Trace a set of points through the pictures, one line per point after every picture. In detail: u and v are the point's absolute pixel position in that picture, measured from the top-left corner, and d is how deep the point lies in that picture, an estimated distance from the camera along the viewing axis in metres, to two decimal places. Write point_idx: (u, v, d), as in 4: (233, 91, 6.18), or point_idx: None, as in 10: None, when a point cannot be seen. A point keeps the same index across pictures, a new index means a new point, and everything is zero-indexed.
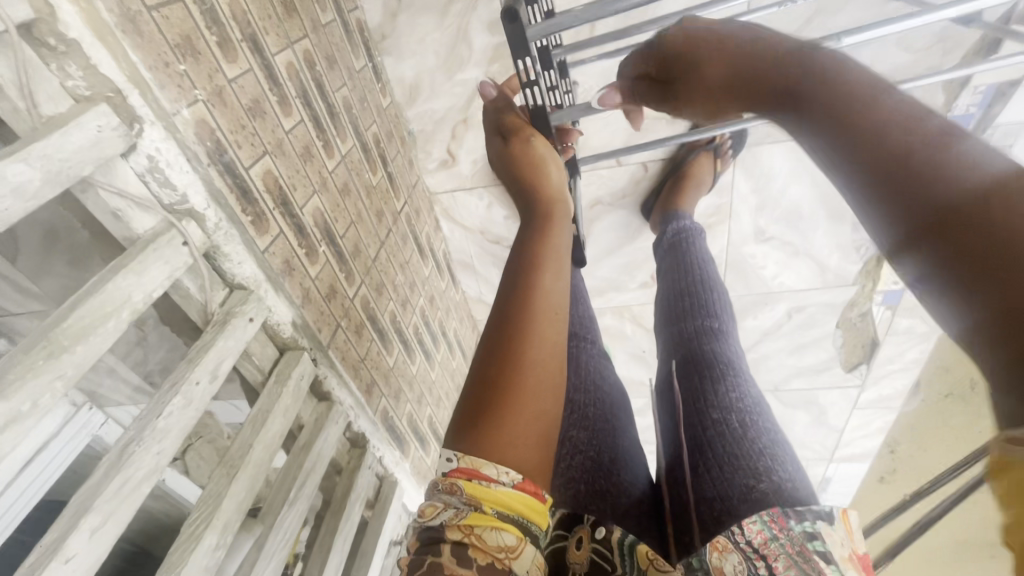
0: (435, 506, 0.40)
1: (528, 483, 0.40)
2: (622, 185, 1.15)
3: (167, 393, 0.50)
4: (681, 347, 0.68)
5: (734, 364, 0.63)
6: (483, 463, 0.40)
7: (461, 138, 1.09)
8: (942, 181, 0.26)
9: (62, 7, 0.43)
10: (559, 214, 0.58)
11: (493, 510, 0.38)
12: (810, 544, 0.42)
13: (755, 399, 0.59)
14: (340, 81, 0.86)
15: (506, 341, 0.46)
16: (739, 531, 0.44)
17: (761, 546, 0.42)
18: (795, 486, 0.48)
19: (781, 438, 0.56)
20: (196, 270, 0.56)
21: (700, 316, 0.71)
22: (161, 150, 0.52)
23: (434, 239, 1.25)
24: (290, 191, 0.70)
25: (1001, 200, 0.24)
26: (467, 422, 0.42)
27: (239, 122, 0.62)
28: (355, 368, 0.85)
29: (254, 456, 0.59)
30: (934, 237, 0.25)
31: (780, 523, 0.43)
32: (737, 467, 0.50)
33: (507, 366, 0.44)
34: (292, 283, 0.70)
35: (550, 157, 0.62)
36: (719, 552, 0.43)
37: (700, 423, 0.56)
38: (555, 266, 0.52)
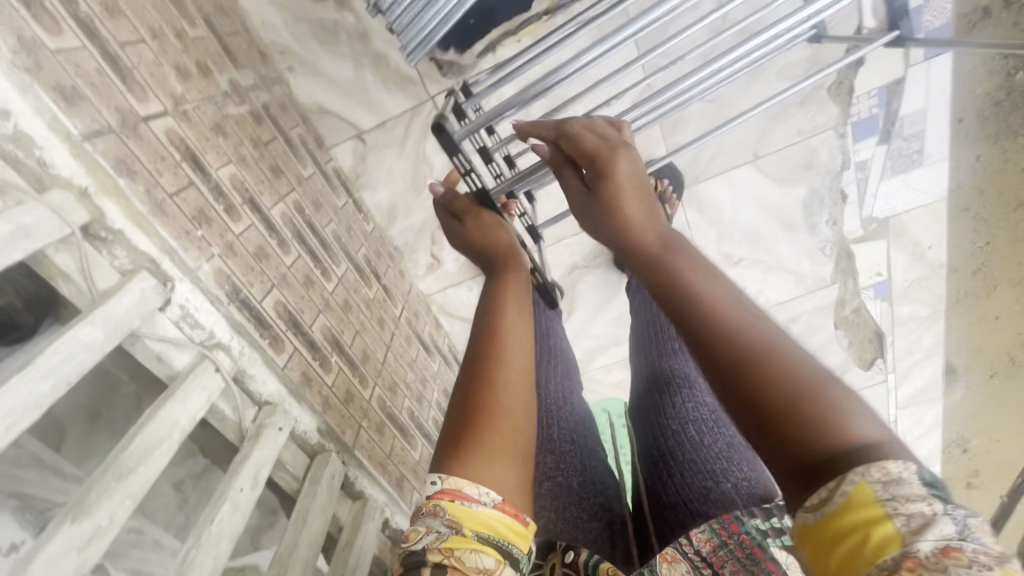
0: (418, 530, 0.43)
1: (507, 504, 0.44)
2: (591, 247, 1.27)
3: (216, 502, 0.57)
4: (647, 369, 0.73)
5: (691, 376, 0.69)
6: (464, 484, 0.44)
7: (441, 242, 1.23)
8: (779, 369, 0.32)
9: (107, 208, 0.57)
10: (518, 268, 0.70)
11: (472, 533, 0.41)
12: (758, 546, 0.44)
13: (711, 408, 0.64)
14: (326, 219, 1.02)
15: (479, 372, 0.53)
16: (688, 541, 0.46)
17: (708, 554, 0.44)
18: (749, 484, 0.54)
19: (739, 443, 0.61)
20: (228, 393, 0.66)
21: (658, 342, 0.77)
22: (190, 300, 0.63)
23: (437, 336, 1.34)
24: (298, 314, 0.81)
25: (787, 390, 0.31)
26: (446, 450, 0.48)
27: (248, 266, 0.75)
28: (383, 464, 0.90)
29: (300, 553, 0.64)
30: (745, 420, 0.32)
31: (729, 529, 0.45)
32: (694, 470, 0.55)
33: (481, 393, 0.50)
34: (312, 392, 0.78)
35: (500, 224, 0.74)
36: (669, 563, 0.45)
37: (663, 434, 0.61)
38: (516, 307, 0.61)
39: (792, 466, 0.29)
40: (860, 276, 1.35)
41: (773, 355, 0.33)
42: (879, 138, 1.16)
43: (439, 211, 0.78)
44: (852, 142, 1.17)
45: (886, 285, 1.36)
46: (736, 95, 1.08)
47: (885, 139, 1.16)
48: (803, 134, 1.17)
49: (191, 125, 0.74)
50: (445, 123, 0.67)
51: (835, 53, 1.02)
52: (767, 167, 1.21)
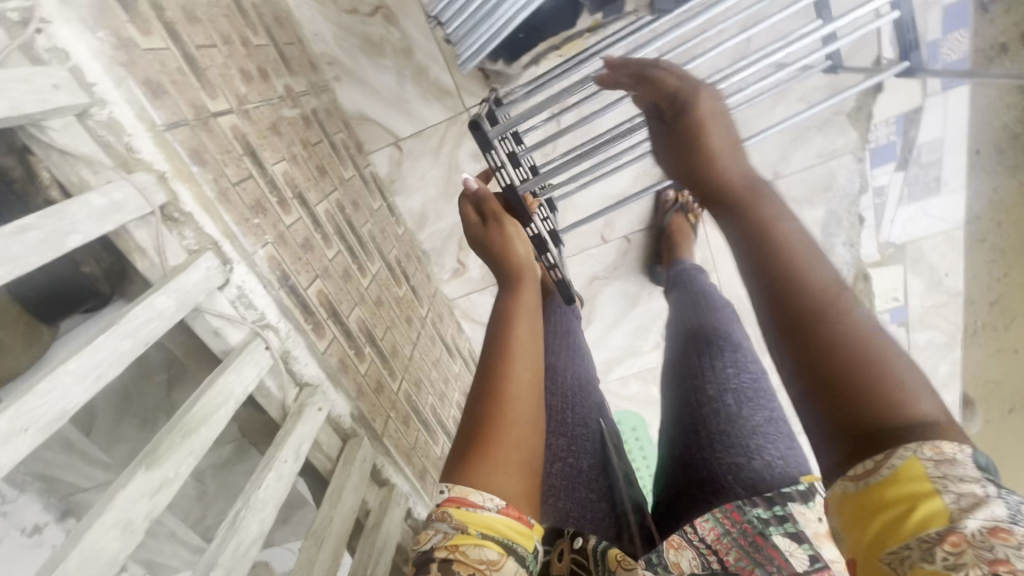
0: (429, 532, 0.48)
1: (511, 507, 0.48)
2: (612, 258, 1.31)
3: (262, 470, 0.60)
4: (686, 330, 0.76)
5: (736, 347, 0.70)
6: (470, 491, 0.48)
7: (468, 247, 1.28)
8: (843, 330, 0.35)
9: (181, 192, 0.62)
10: (529, 280, 0.72)
11: (476, 532, 0.46)
12: (760, 533, 0.48)
13: (752, 382, 0.65)
14: (363, 219, 1.07)
15: (488, 386, 0.55)
16: (693, 528, 0.50)
17: (713, 541, 0.49)
18: (779, 464, 0.56)
19: (772, 417, 0.63)
20: (275, 372, 0.70)
21: (701, 309, 0.79)
22: (246, 281, 0.68)
23: (458, 339, 1.38)
24: (337, 304, 0.86)
25: (850, 344, 0.35)
26: (457, 457, 0.51)
27: (296, 255, 0.79)
28: (408, 455, 0.93)
29: (334, 528, 0.66)
30: (801, 358, 0.36)
31: (733, 517, 0.49)
32: (728, 443, 0.57)
33: (491, 405, 0.53)
34: (348, 379, 0.82)
35: (517, 235, 0.76)
36: (675, 549, 0.49)
37: (697, 403, 0.62)
38: (528, 321, 0.64)
39: (838, 407, 0.33)
40: (878, 298, 1.37)
41: (843, 319, 0.36)
42: (897, 163, 1.20)
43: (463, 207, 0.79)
44: (871, 167, 1.21)
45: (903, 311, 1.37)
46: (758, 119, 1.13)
47: (904, 165, 1.20)
48: (821, 157, 1.21)
49: (251, 123, 0.80)
50: (480, 122, 0.73)
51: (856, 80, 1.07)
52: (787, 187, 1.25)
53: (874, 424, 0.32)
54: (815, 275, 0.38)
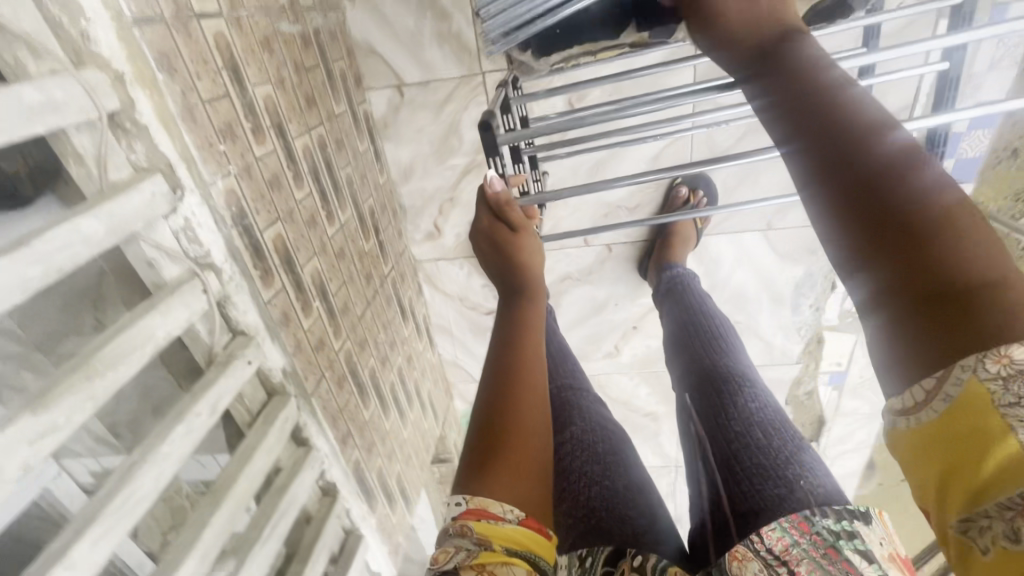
0: (448, 551, 0.47)
1: (531, 520, 0.49)
2: (589, 263, 1.29)
3: (171, 421, 0.57)
4: (695, 367, 0.78)
5: (747, 377, 0.73)
6: (490, 503, 0.49)
7: (447, 214, 1.22)
8: (904, 185, 0.35)
9: (139, 100, 0.55)
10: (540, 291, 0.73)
11: (503, 548, 0.46)
12: (833, 545, 0.48)
13: (773, 411, 0.67)
14: (345, 161, 0.99)
15: (500, 399, 0.57)
16: (760, 539, 0.51)
17: (782, 552, 0.50)
18: (824, 489, 0.56)
19: (802, 442, 0.65)
20: (209, 316, 0.65)
21: (708, 340, 0.82)
22: (195, 213, 0.62)
23: (416, 303, 1.34)
24: (294, 252, 0.80)
25: (920, 207, 0.34)
26: (472, 470, 0.52)
27: (259, 192, 0.73)
28: (334, 417, 0.90)
29: (238, 488, 0.64)
30: (862, 229, 0.36)
31: (800, 528, 0.51)
32: (765, 477, 0.58)
33: (506, 417, 0.55)
34: (287, 332, 0.78)
35: (534, 245, 0.73)
36: (740, 561, 0.51)
37: (727, 438, 0.64)
38: (534, 336, 0.66)
39: (933, 306, 0.33)
40: (823, 361, 1.43)
41: (905, 169, 0.36)
42: None
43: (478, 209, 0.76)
44: None
45: (842, 374, 1.46)
46: (770, 168, 1.08)
47: None
48: None
49: (240, 32, 0.71)
50: (492, 124, 0.67)
51: None
52: (776, 240, 1.23)
53: (946, 283, 0.33)
54: (869, 125, 0.37)
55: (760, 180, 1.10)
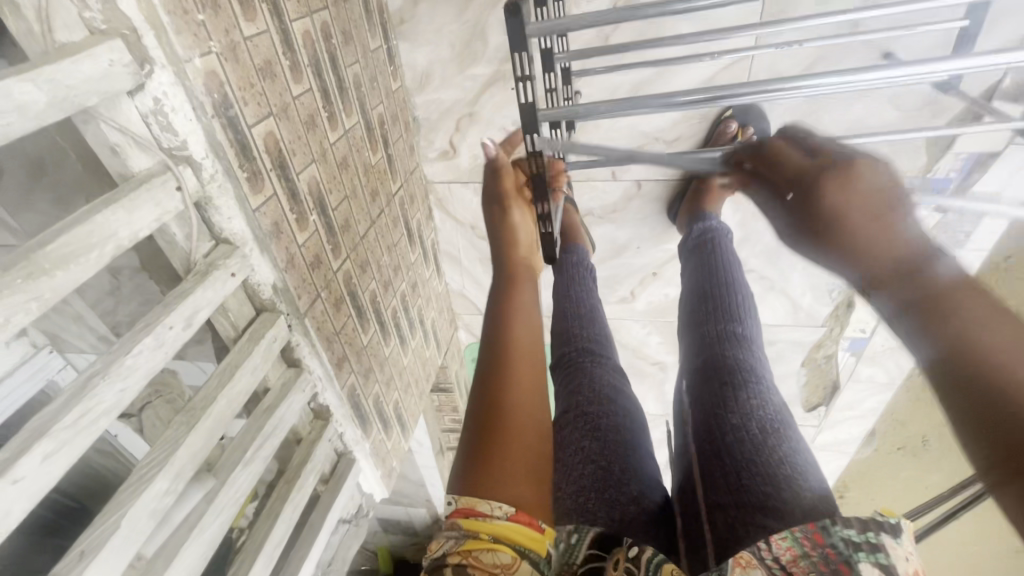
0: (440, 542, 0.48)
1: (521, 514, 0.48)
2: (615, 200, 1.18)
3: (138, 332, 0.51)
4: (705, 351, 0.71)
5: (755, 370, 0.66)
6: (478, 502, 0.49)
7: (465, 131, 1.11)
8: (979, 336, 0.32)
9: None
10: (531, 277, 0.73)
11: (488, 536, 0.46)
12: (849, 560, 0.39)
13: (777, 407, 0.61)
14: (353, 57, 0.87)
15: (490, 385, 0.58)
16: (765, 547, 0.43)
17: (788, 563, 0.41)
18: (819, 498, 0.49)
19: (803, 446, 0.58)
20: (185, 218, 0.57)
21: (720, 322, 0.74)
22: (167, 95, 0.52)
23: (425, 227, 1.25)
24: (289, 156, 0.71)
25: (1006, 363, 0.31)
26: (465, 469, 0.53)
27: (248, 80, 0.62)
28: (329, 339, 0.85)
29: (217, 408, 0.59)
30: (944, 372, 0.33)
31: (814, 539, 0.42)
32: (755, 475, 0.52)
33: (497, 410, 0.55)
34: (279, 246, 0.71)
35: (521, 223, 0.77)
36: (743, 568, 0.42)
37: (720, 428, 0.58)
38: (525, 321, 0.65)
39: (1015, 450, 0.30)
40: (849, 326, 1.35)
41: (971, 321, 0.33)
42: (940, 203, 1.08)
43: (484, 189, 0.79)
44: (913, 199, 1.09)
45: (864, 342, 1.39)
46: (834, 105, 0.95)
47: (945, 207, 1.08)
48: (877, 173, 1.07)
49: None
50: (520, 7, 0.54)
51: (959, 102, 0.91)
52: None
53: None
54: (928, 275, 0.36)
55: (821, 120, 0.97)
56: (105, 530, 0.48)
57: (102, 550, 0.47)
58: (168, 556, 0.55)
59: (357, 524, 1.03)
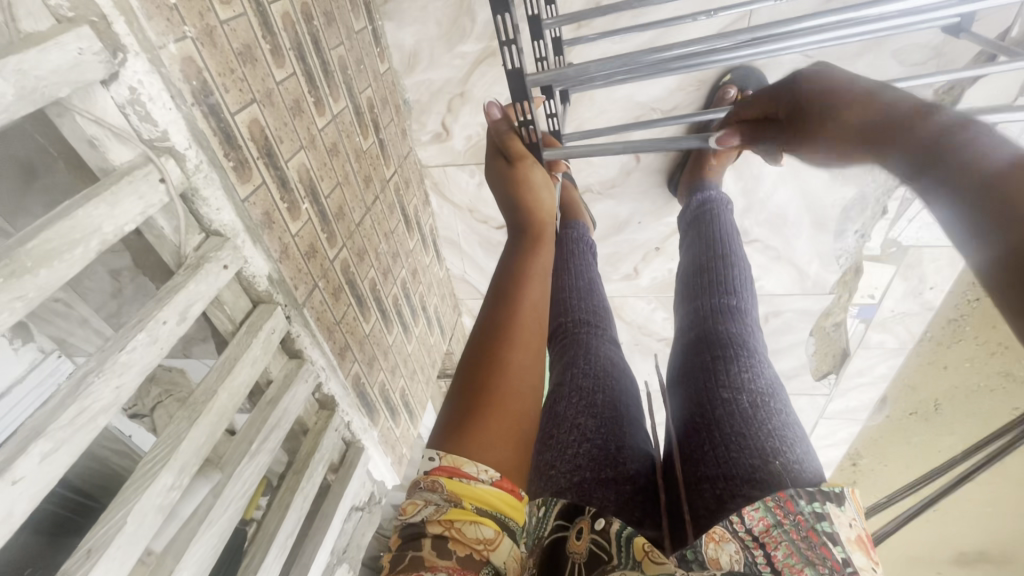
0: (417, 503, 0.47)
1: (505, 481, 0.48)
2: (613, 174, 1.16)
3: (132, 329, 0.50)
4: (698, 323, 0.71)
5: (747, 341, 0.67)
6: (464, 462, 0.48)
7: (457, 112, 1.08)
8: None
9: None
10: (549, 237, 0.66)
11: (472, 506, 0.45)
12: (812, 528, 0.46)
13: (768, 380, 0.63)
14: (336, 39, 0.85)
15: (492, 351, 0.54)
16: (739, 519, 0.48)
17: (760, 533, 0.46)
18: (802, 468, 0.52)
19: (792, 419, 0.60)
20: (172, 211, 0.56)
21: (714, 296, 0.74)
22: (144, 83, 0.51)
23: (422, 213, 1.23)
24: (275, 143, 0.69)
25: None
26: (452, 428, 0.51)
27: (227, 65, 0.60)
28: (330, 329, 0.84)
29: (218, 402, 0.59)
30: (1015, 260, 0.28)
31: (786, 508, 0.47)
32: (743, 446, 0.54)
33: (495, 370, 0.52)
34: (271, 236, 0.69)
35: (544, 183, 0.69)
36: (717, 542, 0.47)
37: (711, 401, 0.60)
38: (540, 287, 0.59)
39: None
40: (856, 292, 1.33)
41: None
42: None
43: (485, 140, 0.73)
44: None
45: (872, 309, 1.37)
46: (835, 63, 0.92)
47: None
48: None
49: None
50: None
51: (965, 53, 0.88)
52: None
53: None
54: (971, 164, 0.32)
55: None
56: (112, 526, 0.48)
57: (110, 546, 0.47)
58: (178, 551, 0.55)
59: (370, 511, 1.03)
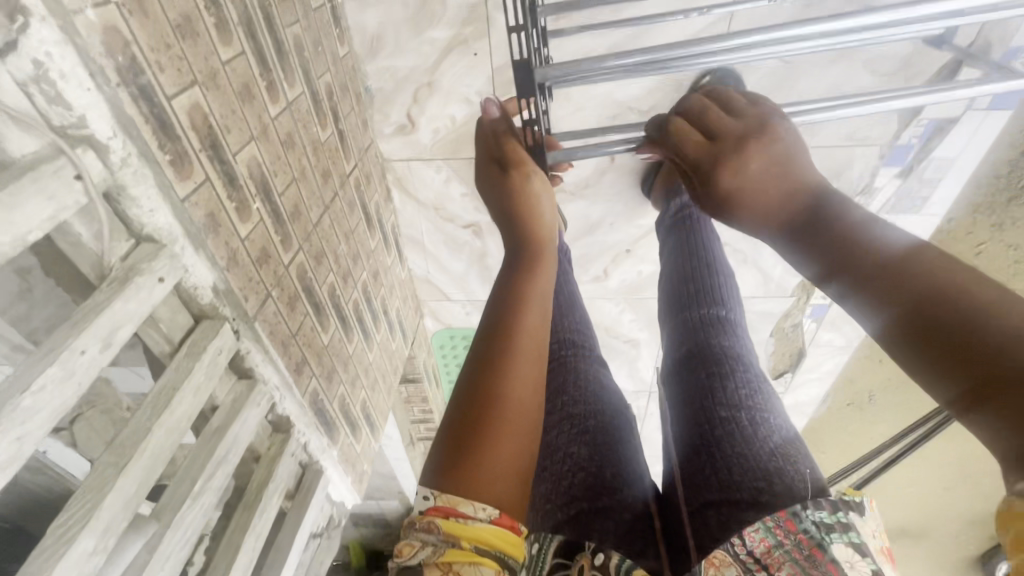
0: (412, 545, 0.43)
1: (505, 517, 0.43)
2: (587, 174, 1.12)
3: (41, 361, 0.40)
4: (689, 336, 0.68)
5: (740, 354, 0.64)
6: (460, 501, 0.42)
7: (424, 104, 1.00)
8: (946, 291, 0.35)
9: None
10: (551, 249, 0.60)
11: (470, 547, 0.41)
12: (819, 545, 0.45)
13: (763, 392, 0.60)
14: (292, 16, 0.75)
15: (487, 375, 0.48)
16: (740, 541, 0.46)
17: (762, 555, 0.45)
18: (810, 486, 0.50)
19: (793, 434, 0.57)
20: (92, 214, 0.47)
21: (702, 306, 0.71)
22: (51, 56, 0.41)
23: (383, 210, 1.15)
24: (221, 133, 0.60)
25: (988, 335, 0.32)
26: (445, 461, 0.45)
27: (163, 39, 0.51)
28: (285, 343, 0.75)
29: (153, 441, 0.49)
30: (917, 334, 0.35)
31: (786, 527, 0.46)
32: (747, 467, 0.51)
33: (492, 397, 0.47)
34: (217, 241, 0.60)
35: (546, 193, 0.63)
36: (717, 568, 0.45)
37: (709, 421, 0.56)
38: (538, 304, 0.54)
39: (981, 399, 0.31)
40: (814, 295, 1.36)
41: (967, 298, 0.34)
42: (900, 170, 1.04)
43: (480, 141, 0.68)
44: (880, 166, 1.04)
45: (825, 310, 1.41)
46: (812, 70, 0.92)
47: (904, 174, 1.05)
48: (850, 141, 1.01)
49: None
50: None
51: (934, 64, 0.89)
52: None
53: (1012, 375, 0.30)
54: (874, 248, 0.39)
55: (798, 86, 0.93)
56: None
57: None
58: None
59: (328, 536, 0.95)
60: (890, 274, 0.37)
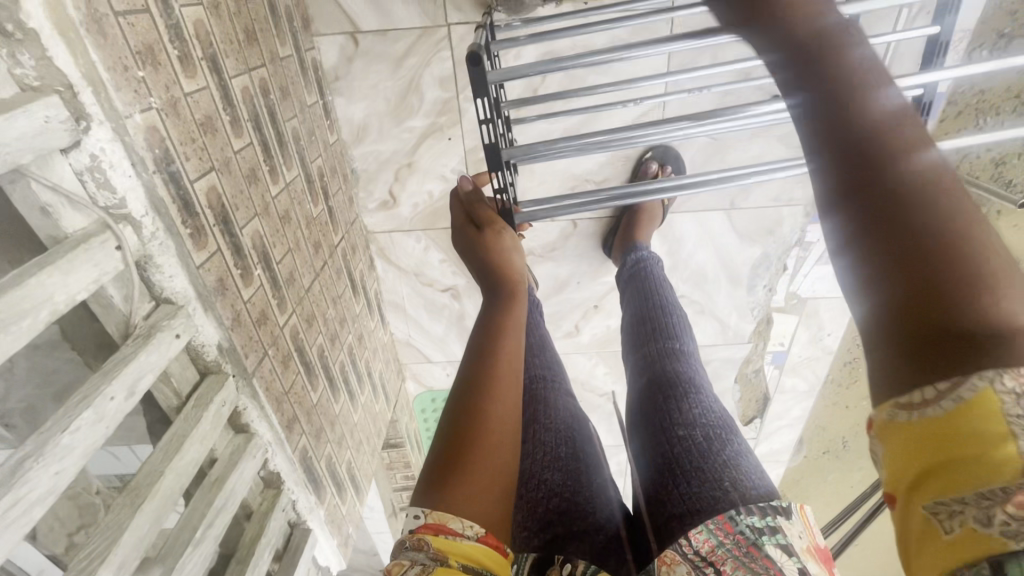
0: (402, 564, 0.45)
1: (490, 535, 0.48)
2: (554, 237, 1.24)
3: (76, 405, 0.46)
4: (649, 369, 0.76)
5: (695, 381, 0.72)
6: (449, 518, 0.47)
7: (404, 181, 1.13)
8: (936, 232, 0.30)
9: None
10: (521, 293, 0.70)
11: (458, 563, 0.44)
12: (753, 543, 0.51)
13: (717, 413, 0.67)
14: (290, 112, 0.87)
15: (468, 405, 0.55)
16: (687, 543, 0.52)
17: (708, 553, 0.51)
18: (759, 491, 0.56)
19: (743, 448, 0.64)
20: (125, 280, 0.54)
21: (659, 341, 0.80)
22: (105, 151, 0.50)
23: (367, 277, 1.23)
24: (231, 210, 0.69)
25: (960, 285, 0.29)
26: (435, 485, 0.50)
27: (190, 134, 0.61)
28: (279, 400, 0.80)
29: (164, 485, 0.53)
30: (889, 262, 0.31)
31: (725, 528, 0.52)
32: (703, 479, 0.58)
33: (473, 424, 0.53)
34: (223, 303, 0.67)
35: (515, 246, 0.74)
36: (669, 565, 0.51)
37: (668, 441, 0.63)
38: (511, 338, 0.62)
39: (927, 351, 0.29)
40: (770, 340, 1.48)
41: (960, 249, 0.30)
42: None
43: (456, 206, 0.79)
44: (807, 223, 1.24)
45: (784, 355, 1.52)
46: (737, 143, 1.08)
47: None
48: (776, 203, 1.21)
49: None
50: (481, 57, 0.60)
51: None
52: (737, 219, 1.24)
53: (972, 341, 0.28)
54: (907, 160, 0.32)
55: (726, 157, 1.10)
56: None
57: None
58: None
59: None
60: (910, 197, 0.31)
